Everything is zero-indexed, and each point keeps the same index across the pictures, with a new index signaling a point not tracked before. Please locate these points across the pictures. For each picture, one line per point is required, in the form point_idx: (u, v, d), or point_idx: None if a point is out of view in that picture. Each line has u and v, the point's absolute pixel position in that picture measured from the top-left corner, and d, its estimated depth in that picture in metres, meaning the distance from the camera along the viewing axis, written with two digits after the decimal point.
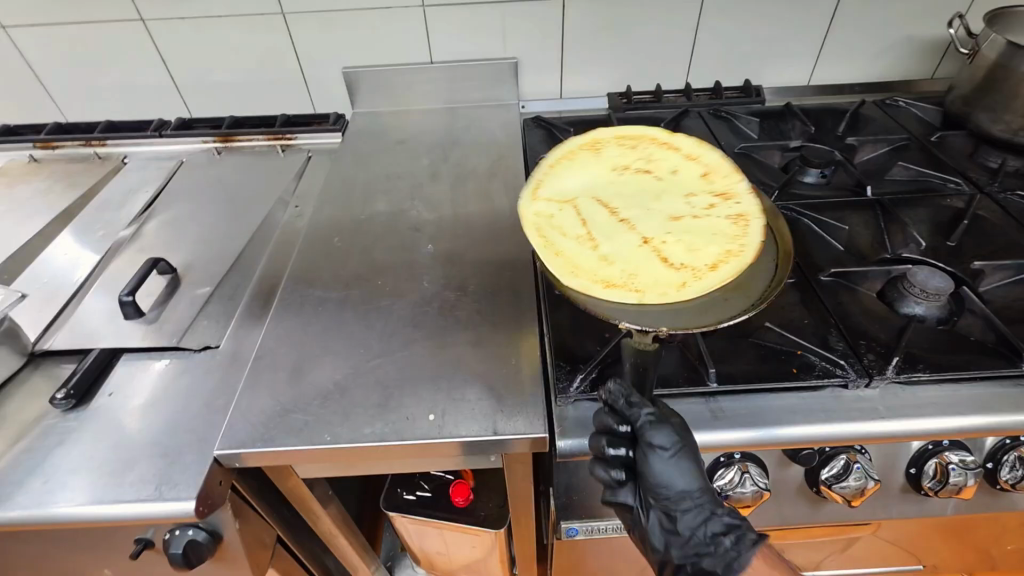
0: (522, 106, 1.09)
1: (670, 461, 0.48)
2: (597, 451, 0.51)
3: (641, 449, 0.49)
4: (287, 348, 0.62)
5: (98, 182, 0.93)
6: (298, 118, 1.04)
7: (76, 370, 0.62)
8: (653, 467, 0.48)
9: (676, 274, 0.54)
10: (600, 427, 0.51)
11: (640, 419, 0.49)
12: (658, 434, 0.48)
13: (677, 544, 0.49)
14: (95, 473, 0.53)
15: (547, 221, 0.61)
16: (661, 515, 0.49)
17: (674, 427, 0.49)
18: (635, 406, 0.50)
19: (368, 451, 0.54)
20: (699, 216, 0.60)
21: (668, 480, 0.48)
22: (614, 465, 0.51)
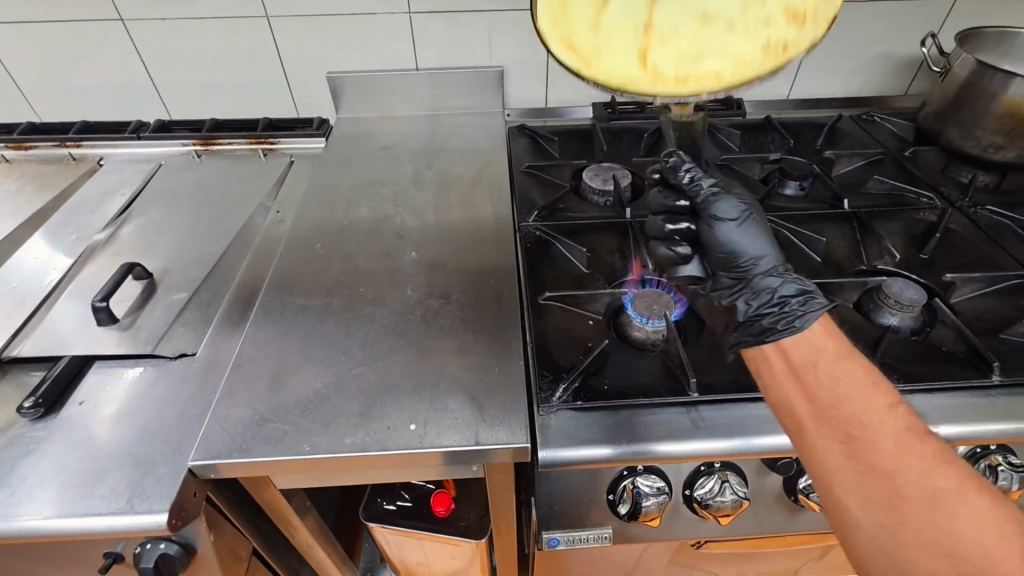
0: (508, 115, 1.09)
1: (811, 321, 0.51)
2: (738, 327, 0.55)
3: (774, 313, 0.53)
4: (266, 356, 0.61)
5: (72, 184, 0.91)
6: (280, 122, 1.02)
7: (44, 378, 0.59)
8: (784, 330, 0.51)
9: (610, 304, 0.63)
10: (726, 301, 0.57)
11: (766, 277, 0.56)
12: (801, 298, 0.53)
13: (851, 440, 0.43)
14: (63, 486, 0.52)
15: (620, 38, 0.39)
16: (829, 393, 0.45)
17: (802, 285, 0.54)
18: (767, 277, 0.56)
19: (348, 461, 0.53)
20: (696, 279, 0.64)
21: (807, 369, 0.47)
22: (750, 339, 0.53)
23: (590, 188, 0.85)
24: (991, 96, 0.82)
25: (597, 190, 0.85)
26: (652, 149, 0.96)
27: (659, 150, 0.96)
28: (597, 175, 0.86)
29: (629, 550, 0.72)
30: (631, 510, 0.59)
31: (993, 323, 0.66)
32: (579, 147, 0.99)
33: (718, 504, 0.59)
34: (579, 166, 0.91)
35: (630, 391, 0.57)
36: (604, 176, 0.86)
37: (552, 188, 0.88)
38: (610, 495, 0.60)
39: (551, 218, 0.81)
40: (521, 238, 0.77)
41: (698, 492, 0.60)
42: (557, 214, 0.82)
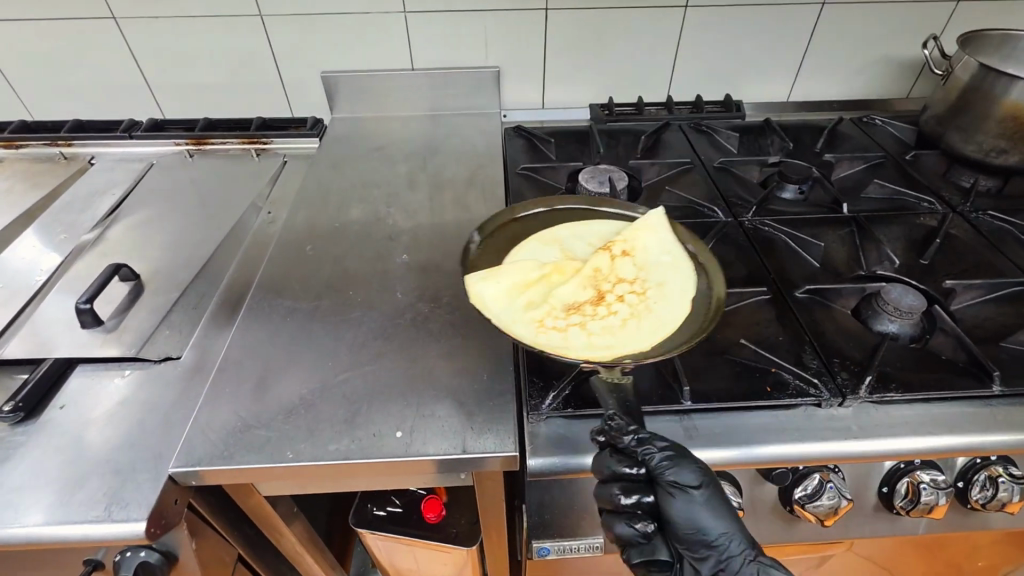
0: (504, 115, 1.08)
1: (700, 503, 0.43)
2: (610, 504, 0.46)
3: (661, 490, 0.44)
4: (252, 361, 0.60)
5: (62, 183, 0.90)
6: (274, 121, 1.01)
7: (26, 382, 0.58)
8: (671, 511, 0.44)
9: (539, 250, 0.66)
10: (605, 473, 0.47)
11: (654, 456, 0.45)
12: (679, 472, 0.44)
13: (704, 548, 0.42)
14: (40, 492, 0.51)
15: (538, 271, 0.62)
16: (708, 553, 0.42)
17: (697, 463, 0.44)
18: (645, 446, 0.46)
19: (331, 469, 0.52)
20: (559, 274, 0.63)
21: (696, 523, 0.43)
22: (636, 518, 0.45)
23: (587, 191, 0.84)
24: (993, 99, 0.81)
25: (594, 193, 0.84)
26: (649, 151, 0.95)
27: (657, 153, 0.95)
28: (594, 177, 0.85)
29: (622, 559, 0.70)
30: None
31: (993, 331, 0.64)
32: (576, 149, 0.98)
33: None
34: (575, 168, 0.90)
35: None
36: (601, 178, 0.85)
37: (547, 190, 0.87)
38: None
39: None
40: None
41: None
42: None
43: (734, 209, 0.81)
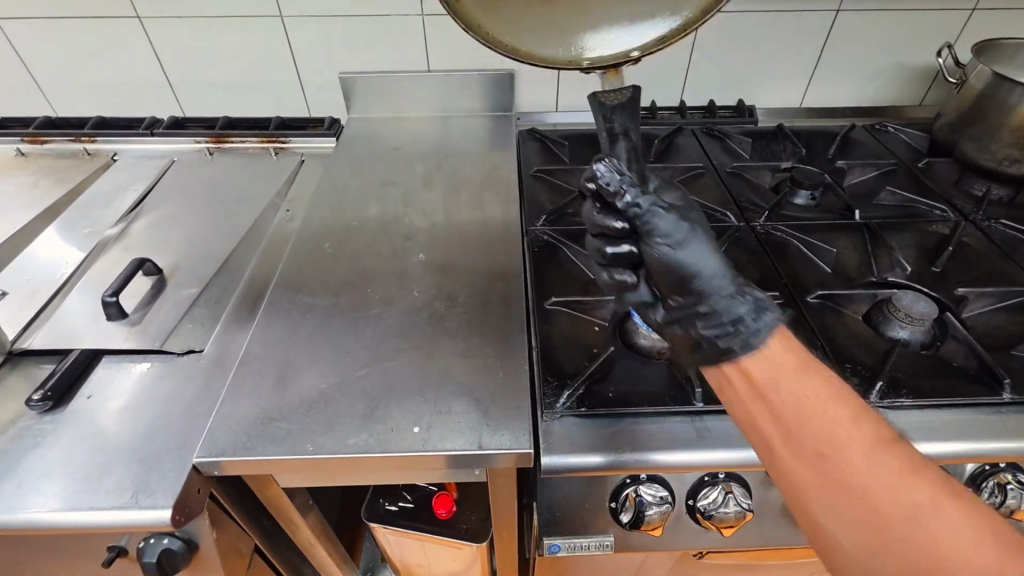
0: (519, 118, 1.09)
1: (687, 236, 0.47)
2: (616, 286, 0.53)
3: (643, 241, 0.48)
4: (273, 355, 0.61)
5: (85, 178, 0.92)
6: (292, 121, 1.03)
7: (54, 372, 0.60)
8: (654, 227, 0.47)
9: None
10: (596, 227, 0.51)
11: (643, 204, 0.48)
12: (666, 219, 0.47)
13: (716, 282, 0.47)
14: (68, 479, 0.52)
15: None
16: (712, 300, 0.46)
17: (688, 220, 0.48)
18: (636, 196, 0.48)
19: (351, 462, 0.53)
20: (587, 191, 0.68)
21: (662, 248, 0.47)
22: (620, 269, 0.52)
23: None
24: (1007, 109, 0.81)
25: None
26: (662, 156, 0.96)
27: (670, 157, 0.96)
28: None
29: (630, 558, 0.71)
30: (634, 519, 0.59)
31: (1004, 339, 0.65)
32: (589, 152, 0.98)
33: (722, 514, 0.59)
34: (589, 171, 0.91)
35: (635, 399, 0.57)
36: None
37: (561, 192, 0.87)
38: (613, 503, 0.60)
39: (559, 223, 0.80)
40: (529, 242, 0.76)
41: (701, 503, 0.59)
42: (565, 219, 0.81)
43: (747, 214, 0.82)
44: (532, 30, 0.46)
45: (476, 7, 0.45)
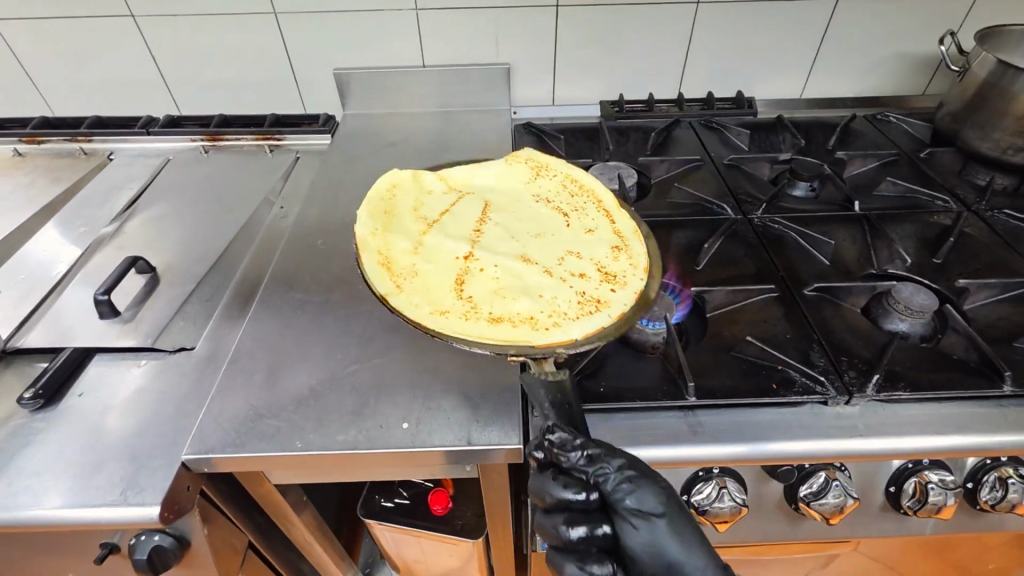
0: (515, 112, 1.08)
1: (660, 529, 0.41)
2: (555, 538, 0.44)
3: (616, 518, 0.42)
4: (263, 352, 0.61)
5: (82, 178, 0.92)
6: (287, 117, 1.03)
7: (46, 370, 0.60)
8: (626, 504, 0.42)
9: (507, 190, 0.77)
10: (552, 498, 0.44)
11: (608, 479, 0.43)
12: (637, 497, 0.42)
13: None
14: (58, 477, 0.52)
15: (420, 195, 0.74)
16: None
17: (653, 486, 0.42)
18: (600, 468, 0.43)
19: (340, 459, 0.53)
20: (549, 256, 0.67)
21: (647, 549, 0.41)
22: (577, 523, 0.44)
23: None
24: (1011, 96, 0.79)
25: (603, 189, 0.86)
26: (659, 149, 0.95)
27: (667, 150, 0.95)
28: (601, 175, 0.87)
29: None
30: None
31: (1007, 331, 0.63)
32: (586, 145, 0.98)
33: (716, 510, 0.58)
34: (585, 164, 0.91)
35: (627, 393, 0.56)
36: (609, 174, 0.87)
37: None
38: None
39: None
40: None
41: (694, 498, 0.59)
42: None
43: (744, 206, 0.81)
44: (488, 303, 0.59)
45: (444, 291, 0.60)
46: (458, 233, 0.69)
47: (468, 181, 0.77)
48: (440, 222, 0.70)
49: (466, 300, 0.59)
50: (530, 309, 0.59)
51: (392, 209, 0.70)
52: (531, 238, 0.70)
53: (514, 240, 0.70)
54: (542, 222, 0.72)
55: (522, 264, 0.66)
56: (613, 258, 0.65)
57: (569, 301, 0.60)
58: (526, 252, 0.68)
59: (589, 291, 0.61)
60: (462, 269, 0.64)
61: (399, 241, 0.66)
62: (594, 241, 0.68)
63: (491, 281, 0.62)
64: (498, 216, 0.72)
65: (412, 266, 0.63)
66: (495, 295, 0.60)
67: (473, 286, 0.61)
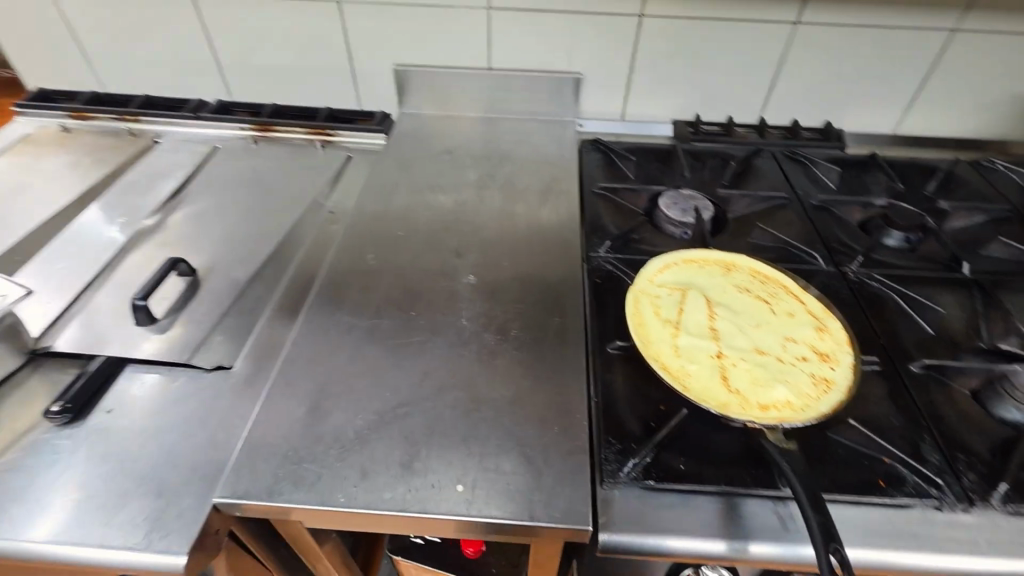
0: (580, 125, 1.01)
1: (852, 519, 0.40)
2: None
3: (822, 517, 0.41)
4: (306, 381, 0.56)
5: (128, 161, 0.88)
6: (341, 112, 0.97)
7: (77, 378, 0.55)
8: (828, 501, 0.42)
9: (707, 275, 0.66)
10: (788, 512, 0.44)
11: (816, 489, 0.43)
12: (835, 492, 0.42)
13: None
14: (80, 507, 0.47)
15: (652, 299, 0.63)
16: None
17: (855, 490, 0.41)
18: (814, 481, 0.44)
19: (384, 520, 0.47)
20: (783, 359, 0.58)
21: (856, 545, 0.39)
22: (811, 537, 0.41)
23: (668, 218, 0.78)
24: None
25: (677, 221, 0.78)
26: (738, 178, 0.87)
27: (747, 181, 0.87)
28: (675, 204, 0.79)
29: None
30: None
31: None
32: (657, 168, 0.90)
33: None
34: (657, 191, 0.84)
35: (711, 473, 0.49)
36: (684, 206, 0.80)
37: (625, 215, 0.79)
38: None
39: (623, 250, 0.73)
40: (590, 270, 0.69)
41: None
42: (630, 246, 0.73)
43: (836, 256, 0.73)
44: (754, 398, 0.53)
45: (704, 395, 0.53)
46: (698, 328, 0.60)
47: (681, 278, 0.66)
48: (682, 320, 0.61)
49: (741, 401, 0.53)
50: (785, 393, 0.54)
51: (638, 317, 0.61)
52: (749, 326, 0.61)
53: (738, 329, 0.60)
54: (751, 310, 0.63)
55: (760, 356, 0.58)
56: (820, 338, 0.59)
57: (805, 382, 0.55)
58: (753, 339, 0.60)
59: (815, 371, 0.56)
60: (721, 365, 0.56)
61: (656, 345, 0.58)
62: (799, 323, 0.61)
63: (745, 371, 0.56)
64: (718, 309, 0.62)
65: (680, 367, 0.56)
66: (754, 382, 0.55)
67: (733, 376, 0.55)
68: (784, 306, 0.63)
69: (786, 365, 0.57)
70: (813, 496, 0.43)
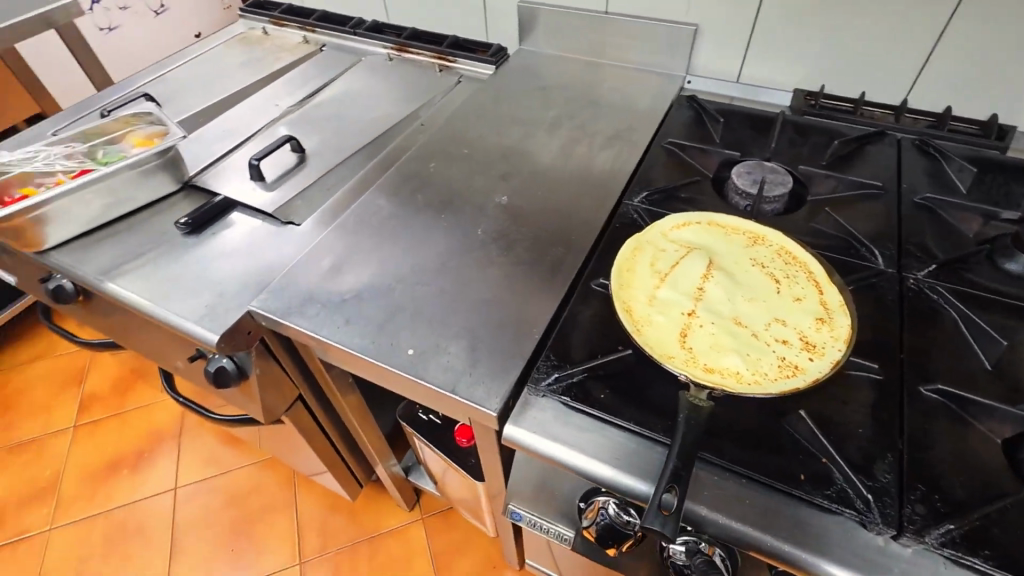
0: (688, 81, 0.97)
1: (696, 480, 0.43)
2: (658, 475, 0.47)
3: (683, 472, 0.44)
4: (340, 246, 0.69)
5: (296, 64, 1.09)
6: (467, 41, 1.07)
7: (203, 206, 0.76)
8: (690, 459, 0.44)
9: (727, 244, 0.66)
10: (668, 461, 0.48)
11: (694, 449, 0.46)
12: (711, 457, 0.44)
13: None
14: (176, 289, 0.68)
15: (656, 250, 0.64)
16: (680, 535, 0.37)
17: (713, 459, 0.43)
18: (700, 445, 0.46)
19: (352, 358, 0.59)
20: (760, 336, 0.56)
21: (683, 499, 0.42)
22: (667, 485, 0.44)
23: (734, 186, 0.74)
24: None
25: (741, 190, 0.73)
26: (838, 161, 0.78)
27: (847, 165, 0.77)
28: (747, 174, 0.74)
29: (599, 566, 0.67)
30: (595, 527, 0.55)
31: None
32: (748, 135, 0.84)
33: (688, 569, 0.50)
34: (732, 157, 0.79)
35: (627, 410, 0.52)
36: (755, 176, 0.74)
37: (684, 173, 0.77)
38: (581, 503, 0.57)
39: (661, 204, 0.72)
40: (616, 215, 0.70)
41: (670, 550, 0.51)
42: (671, 202, 0.73)
43: (904, 260, 0.63)
44: (703, 359, 0.54)
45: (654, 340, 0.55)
46: (687, 287, 0.61)
47: (697, 240, 0.66)
48: (674, 276, 0.62)
49: (688, 356, 0.54)
50: (739, 364, 0.54)
51: (632, 261, 0.63)
52: (742, 300, 0.60)
53: (728, 298, 0.60)
54: (754, 287, 0.61)
55: (736, 327, 0.57)
56: (814, 329, 0.56)
57: (769, 361, 0.54)
58: (739, 311, 0.59)
59: (787, 356, 0.54)
60: (688, 323, 0.57)
61: (635, 290, 0.60)
62: (799, 310, 0.58)
63: (710, 334, 0.56)
64: (718, 277, 0.62)
65: (646, 313, 0.58)
66: (712, 346, 0.55)
67: (694, 335, 0.56)
68: (792, 291, 0.60)
69: (758, 341, 0.56)
70: (686, 450, 0.45)
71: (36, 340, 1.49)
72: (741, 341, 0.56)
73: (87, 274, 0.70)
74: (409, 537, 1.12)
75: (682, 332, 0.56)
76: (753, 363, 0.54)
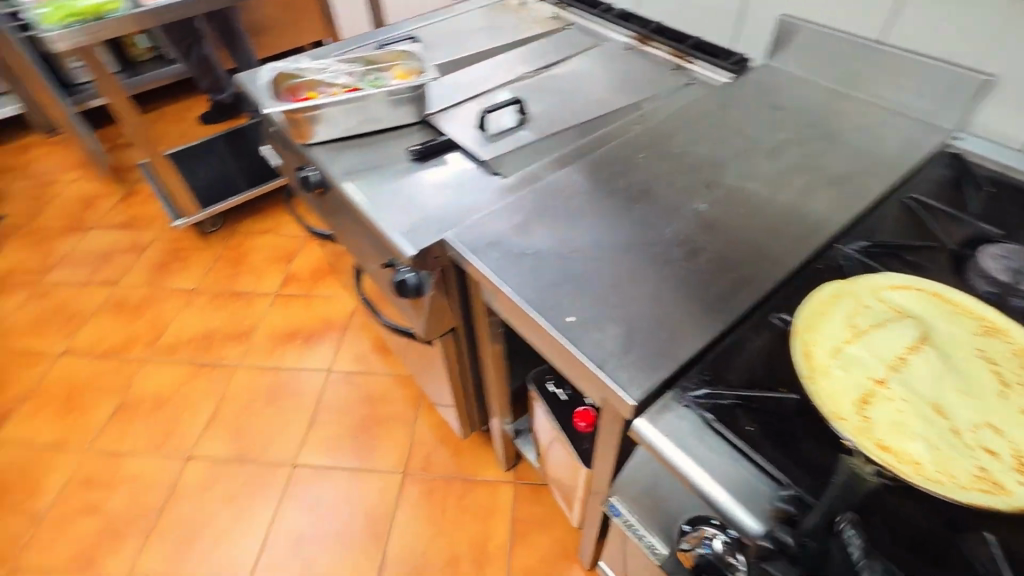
0: (957, 136, 0.83)
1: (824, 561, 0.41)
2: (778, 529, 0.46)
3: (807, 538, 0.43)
4: (534, 207, 0.74)
5: (542, 36, 1.15)
6: (710, 45, 1.04)
7: (432, 142, 0.87)
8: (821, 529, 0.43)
9: (953, 325, 0.57)
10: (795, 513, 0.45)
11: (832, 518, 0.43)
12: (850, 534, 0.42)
13: None
14: (393, 203, 0.78)
15: (859, 304, 0.58)
16: None
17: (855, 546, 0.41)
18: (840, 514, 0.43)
19: (516, 306, 0.63)
20: (961, 434, 0.48)
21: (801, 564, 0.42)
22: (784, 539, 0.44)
23: (979, 266, 0.64)
24: None
25: (988, 272, 0.63)
26: None
27: None
28: (998, 258, 0.64)
29: None
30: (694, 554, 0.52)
31: None
32: (1012, 216, 0.72)
33: None
34: (986, 233, 0.68)
35: (770, 450, 0.49)
36: (1008, 264, 0.64)
37: (918, 234, 0.69)
38: (686, 526, 0.54)
39: (878, 258, 0.66)
40: (822, 256, 0.66)
41: None
42: (892, 260, 0.66)
43: None
44: (882, 434, 0.48)
45: (827, 394, 0.51)
46: (883, 353, 0.55)
47: (914, 308, 0.58)
48: (871, 336, 0.56)
49: (862, 422, 0.49)
50: (922, 453, 0.47)
51: (826, 306, 0.58)
52: (951, 389, 0.52)
53: (933, 381, 0.52)
54: (970, 378, 0.52)
55: (932, 413, 0.50)
56: None
57: (964, 466, 0.46)
58: (942, 397, 0.51)
59: (990, 468, 0.46)
60: (872, 390, 0.51)
61: (820, 336, 0.56)
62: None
63: (895, 410, 0.50)
64: (926, 354, 0.55)
65: (826, 363, 0.54)
66: (894, 423, 0.49)
67: (876, 405, 0.50)
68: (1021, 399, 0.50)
69: (957, 439, 0.48)
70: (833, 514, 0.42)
71: (268, 219, 1.82)
72: (935, 430, 0.48)
73: (336, 172, 0.85)
74: (497, 494, 1.18)
75: (862, 398, 0.51)
76: (941, 458, 0.46)
